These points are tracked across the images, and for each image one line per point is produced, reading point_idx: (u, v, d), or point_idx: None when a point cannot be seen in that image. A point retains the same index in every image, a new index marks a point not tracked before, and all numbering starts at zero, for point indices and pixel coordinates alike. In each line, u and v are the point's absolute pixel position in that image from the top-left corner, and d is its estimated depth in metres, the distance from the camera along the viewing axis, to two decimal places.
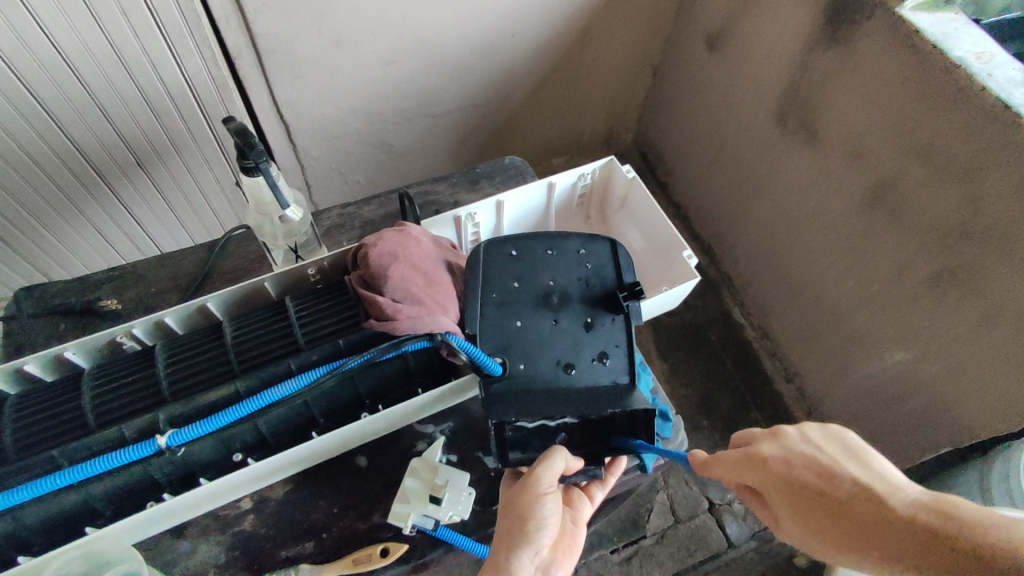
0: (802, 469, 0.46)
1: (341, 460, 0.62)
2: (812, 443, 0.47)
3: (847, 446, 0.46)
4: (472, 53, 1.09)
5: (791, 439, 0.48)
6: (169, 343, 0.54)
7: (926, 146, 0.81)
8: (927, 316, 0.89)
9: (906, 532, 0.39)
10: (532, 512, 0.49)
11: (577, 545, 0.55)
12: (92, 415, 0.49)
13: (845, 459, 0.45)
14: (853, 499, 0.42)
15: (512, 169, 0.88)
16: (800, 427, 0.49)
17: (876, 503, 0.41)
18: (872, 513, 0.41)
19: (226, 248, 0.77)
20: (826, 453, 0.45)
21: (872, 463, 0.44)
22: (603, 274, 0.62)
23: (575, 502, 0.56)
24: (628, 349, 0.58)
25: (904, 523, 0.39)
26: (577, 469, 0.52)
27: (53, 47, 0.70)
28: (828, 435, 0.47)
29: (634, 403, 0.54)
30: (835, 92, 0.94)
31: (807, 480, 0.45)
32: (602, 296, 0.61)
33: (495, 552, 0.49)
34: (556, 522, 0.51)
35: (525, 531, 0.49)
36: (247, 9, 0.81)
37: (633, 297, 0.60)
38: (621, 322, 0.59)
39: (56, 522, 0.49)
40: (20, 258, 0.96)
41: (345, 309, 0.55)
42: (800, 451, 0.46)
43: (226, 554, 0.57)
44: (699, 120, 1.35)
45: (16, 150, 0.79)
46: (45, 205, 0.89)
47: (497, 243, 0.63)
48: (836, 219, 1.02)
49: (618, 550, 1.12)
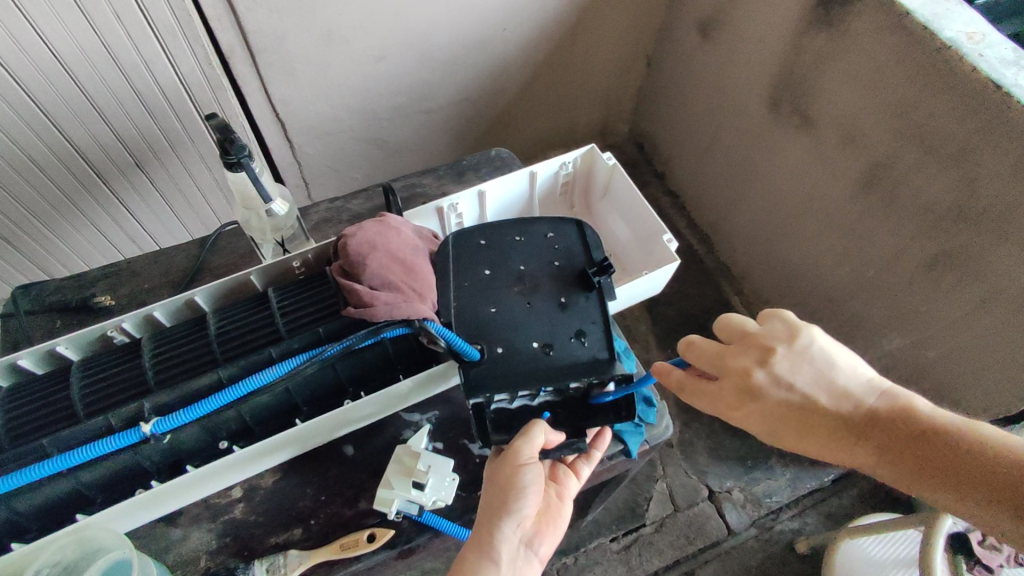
0: (781, 411, 0.51)
1: (328, 448, 0.63)
2: (785, 385, 0.50)
3: (813, 371, 0.50)
4: (465, 47, 1.10)
5: (764, 387, 0.50)
6: (155, 336, 0.55)
7: (919, 129, 0.81)
8: (923, 300, 0.89)
9: (872, 441, 0.50)
10: (513, 482, 0.50)
11: (562, 520, 0.56)
12: (81, 405, 0.50)
13: (816, 391, 0.50)
14: (829, 428, 0.51)
15: (498, 160, 0.89)
16: (767, 365, 0.50)
17: (850, 426, 0.50)
18: (844, 431, 0.50)
19: (218, 244, 0.79)
20: (799, 393, 0.50)
21: (837, 385, 0.51)
22: (572, 255, 0.63)
23: (562, 478, 0.57)
24: (604, 324, 0.58)
25: (868, 435, 0.50)
26: (558, 443, 0.54)
27: (48, 49, 0.71)
28: (796, 363, 0.50)
29: (613, 373, 0.54)
30: (828, 76, 0.94)
31: (789, 416, 0.51)
32: (573, 276, 0.61)
33: (480, 524, 0.50)
34: (539, 493, 0.52)
35: (508, 499, 0.50)
36: (238, 8, 0.82)
37: (602, 273, 0.61)
38: (595, 299, 0.60)
39: (48, 509, 0.50)
40: (22, 258, 0.98)
41: (325, 300, 0.56)
42: (779, 396, 0.50)
43: (217, 540, 0.59)
44: (694, 109, 1.34)
45: (19, 153, 0.81)
46: (48, 207, 0.91)
47: (465, 235, 0.64)
48: (830, 205, 1.02)
49: (617, 538, 1.13)
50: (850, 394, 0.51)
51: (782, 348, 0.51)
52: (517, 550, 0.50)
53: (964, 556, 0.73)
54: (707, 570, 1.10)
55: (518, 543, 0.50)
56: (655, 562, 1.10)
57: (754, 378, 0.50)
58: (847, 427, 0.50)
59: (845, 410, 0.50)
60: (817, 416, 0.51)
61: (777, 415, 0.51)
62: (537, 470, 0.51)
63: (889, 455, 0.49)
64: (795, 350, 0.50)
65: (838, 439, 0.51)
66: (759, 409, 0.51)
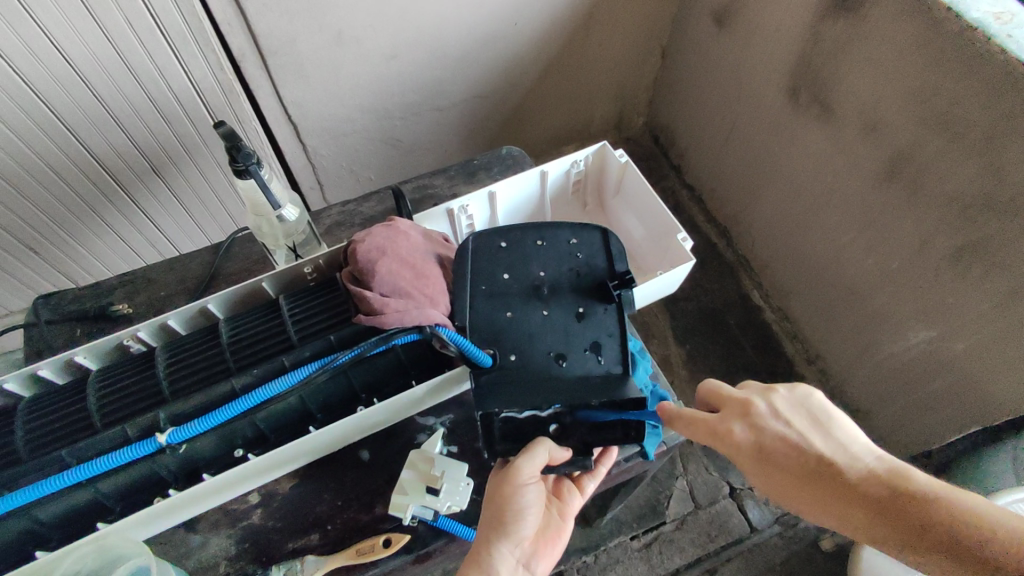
0: (773, 448, 0.47)
1: (344, 453, 0.63)
2: (782, 420, 0.48)
3: (812, 415, 0.48)
4: (475, 44, 1.09)
5: (762, 418, 0.48)
6: (170, 345, 0.56)
7: (945, 114, 0.78)
8: (951, 292, 0.86)
9: (865, 502, 0.42)
10: (512, 503, 0.49)
11: (562, 538, 0.55)
12: (98, 415, 0.51)
13: (811, 434, 0.47)
14: (818, 472, 0.45)
15: (510, 159, 0.88)
16: (767, 399, 0.49)
17: (843, 478, 0.44)
18: (837, 485, 0.44)
19: (231, 250, 0.80)
20: (795, 431, 0.47)
21: (837, 440, 0.46)
22: (593, 263, 0.62)
23: (565, 495, 0.56)
24: (621, 338, 0.57)
25: (865, 496, 0.42)
26: (565, 459, 0.52)
27: (65, 60, 0.72)
28: (795, 407, 0.49)
29: (626, 394, 0.52)
30: (847, 63, 0.92)
31: (780, 458, 0.46)
32: (593, 285, 0.60)
33: (476, 545, 0.50)
34: (538, 513, 0.52)
35: (506, 521, 0.50)
36: (248, 12, 0.82)
37: (624, 285, 0.60)
38: (613, 311, 0.59)
39: (70, 518, 0.51)
40: (46, 263, 1.00)
41: (336, 306, 0.56)
42: (770, 430, 0.47)
43: (235, 546, 0.59)
44: (710, 100, 1.32)
45: (41, 163, 0.82)
46: (70, 215, 0.93)
47: (486, 235, 0.63)
48: (852, 196, 0.99)
49: (638, 536, 1.12)
50: (851, 454, 0.45)
51: (784, 389, 0.49)
52: (514, 571, 0.50)
53: None
54: (729, 568, 1.09)
55: (515, 564, 0.50)
56: (676, 560, 1.09)
57: (752, 405, 0.49)
58: (840, 482, 0.44)
59: (844, 465, 0.44)
60: (808, 459, 0.46)
61: (769, 453, 0.47)
62: (537, 489, 0.51)
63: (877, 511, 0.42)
64: (796, 394, 0.49)
65: (826, 487, 0.44)
66: (750, 443, 0.47)
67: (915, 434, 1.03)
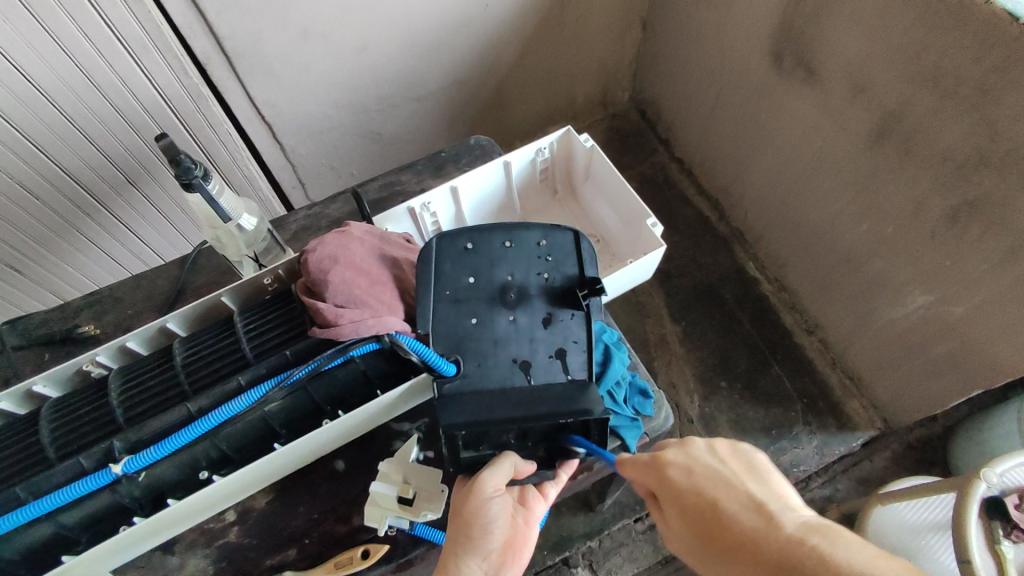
0: (703, 477, 0.46)
1: (319, 464, 0.62)
2: (717, 457, 0.47)
3: (751, 462, 0.47)
4: (448, 29, 1.05)
5: (697, 449, 0.48)
6: (125, 370, 0.54)
7: (933, 70, 0.74)
8: (949, 254, 0.83)
9: (784, 542, 0.40)
10: (478, 517, 0.48)
11: (529, 547, 0.52)
12: (52, 447, 0.50)
13: (746, 477, 0.45)
14: (747, 513, 0.42)
15: (478, 148, 0.86)
16: (708, 440, 0.49)
17: (768, 517, 0.41)
18: (761, 525, 0.41)
19: (198, 262, 0.78)
20: (728, 467, 0.46)
21: (770, 486, 0.44)
22: (564, 269, 0.58)
23: (529, 502, 0.53)
24: (587, 346, 0.55)
25: (786, 538, 0.40)
26: (530, 472, 0.52)
27: (26, 79, 0.70)
28: (735, 453, 0.48)
29: (592, 409, 0.50)
30: (829, 24, 0.88)
31: (705, 488, 0.45)
32: (562, 291, 0.57)
33: (442, 559, 0.49)
34: (505, 525, 0.50)
35: (473, 535, 0.48)
36: (207, 13, 0.79)
37: (594, 294, 0.57)
38: (581, 318, 0.57)
39: (34, 551, 0.50)
40: (36, 285, 0.97)
41: (291, 321, 0.54)
42: (703, 461, 0.47)
43: (213, 566, 0.58)
44: (696, 71, 1.28)
45: (15, 186, 0.80)
46: (53, 236, 0.91)
47: (450, 236, 0.59)
48: (843, 161, 0.96)
49: (641, 518, 1.10)
50: (786, 502, 0.43)
51: (725, 440, 0.49)
52: None
53: (1000, 521, 0.74)
54: None
55: None
56: None
57: (692, 440, 0.49)
58: (763, 521, 0.41)
59: (774, 508, 0.42)
60: (738, 497, 0.44)
61: (699, 481, 0.46)
62: (503, 502, 0.49)
63: (797, 555, 0.38)
64: (739, 445, 0.49)
65: (750, 527, 0.42)
66: (680, 469, 0.47)
67: (921, 402, 1.00)
